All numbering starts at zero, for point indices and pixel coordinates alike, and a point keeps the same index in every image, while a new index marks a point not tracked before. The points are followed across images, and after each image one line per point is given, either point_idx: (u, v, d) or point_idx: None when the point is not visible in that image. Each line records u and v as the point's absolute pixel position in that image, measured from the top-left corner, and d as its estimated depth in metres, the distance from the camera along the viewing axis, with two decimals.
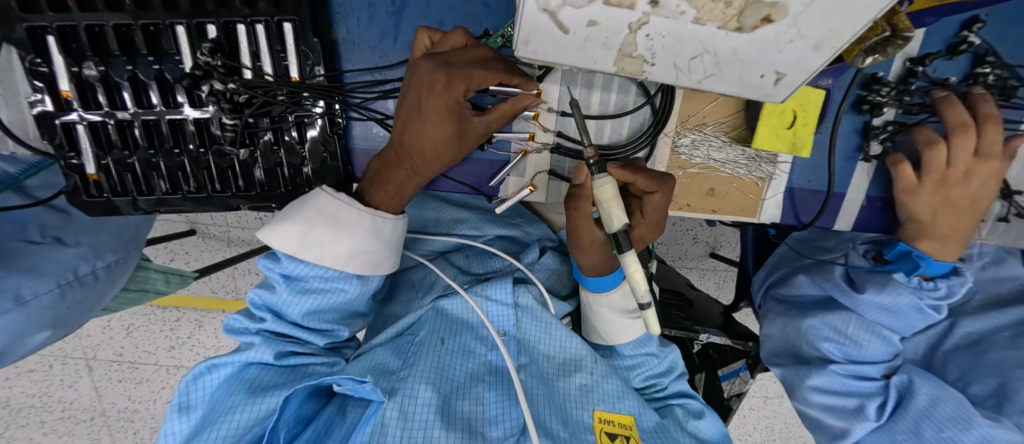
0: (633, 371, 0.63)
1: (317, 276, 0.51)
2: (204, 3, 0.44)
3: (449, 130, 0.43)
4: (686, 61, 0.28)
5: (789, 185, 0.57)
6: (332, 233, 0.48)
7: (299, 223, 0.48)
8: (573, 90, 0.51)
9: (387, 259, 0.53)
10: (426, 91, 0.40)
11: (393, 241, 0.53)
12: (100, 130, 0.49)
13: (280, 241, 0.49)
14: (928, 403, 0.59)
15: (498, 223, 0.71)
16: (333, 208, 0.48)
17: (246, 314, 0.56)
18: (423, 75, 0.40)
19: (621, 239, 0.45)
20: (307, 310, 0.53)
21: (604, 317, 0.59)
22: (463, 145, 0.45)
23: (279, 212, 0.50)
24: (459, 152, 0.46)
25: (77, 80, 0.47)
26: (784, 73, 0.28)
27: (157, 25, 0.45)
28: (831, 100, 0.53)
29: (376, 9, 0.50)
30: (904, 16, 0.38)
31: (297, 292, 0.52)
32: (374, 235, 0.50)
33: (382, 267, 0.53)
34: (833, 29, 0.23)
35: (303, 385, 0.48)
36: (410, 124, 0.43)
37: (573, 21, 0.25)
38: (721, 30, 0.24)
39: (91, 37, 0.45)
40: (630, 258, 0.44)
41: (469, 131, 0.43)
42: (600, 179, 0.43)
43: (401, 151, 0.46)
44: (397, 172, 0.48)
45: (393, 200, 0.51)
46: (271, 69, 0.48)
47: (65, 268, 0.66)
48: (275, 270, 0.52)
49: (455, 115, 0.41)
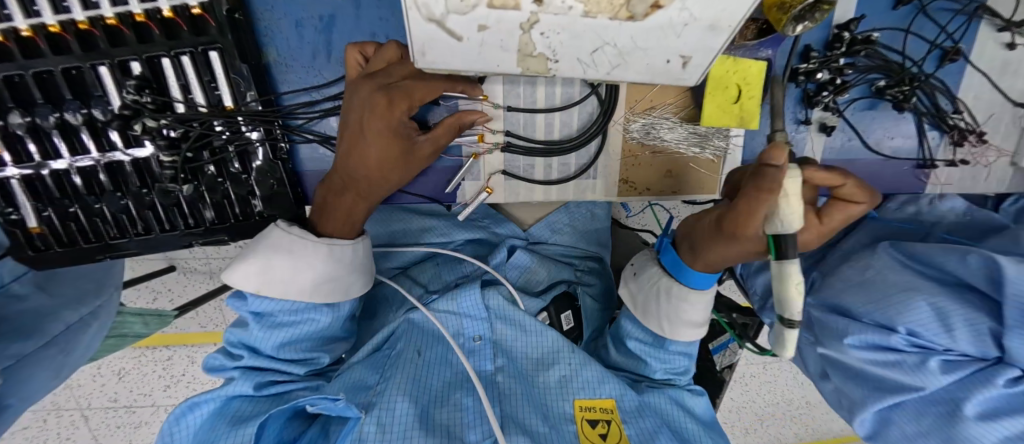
0: (660, 356, 0.58)
1: (283, 310, 0.51)
2: (125, 39, 0.43)
3: (395, 151, 0.42)
4: (588, 54, 0.25)
5: (744, 158, 0.58)
6: (292, 268, 0.48)
7: (258, 260, 0.47)
8: (516, 88, 0.50)
9: (357, 282, 0.52)
10: (368, 114, 0.40)
11: (357, 265, 0.52)
12: (35, 182, 0.48)
13: (241, 281, 0.48)
14: (927, 310, 0.43)
15: (467, 227, 0.71)
16: (288, 241, 0.48)
17: (224, 352, 0.55)
18: (364, 99, 0.40)
19: (784, 242, 0.33)
20: (280, 342, 0.52)
21: (685, 302, 0.51)
22: (411, 165, 0.44)
23: (248, 244, 0.50)
24: (407, 173, 0.45)
25: (3, 134, 0.45)
26: (688, 56, 0.26)
27: (77, 68, 0.44)
28: (776, 68, 0.54)
29: (304, 28, 0.48)
30: None
31: (267, 326, 0.51)
32: (332, 262, 0.49)
33: (352, 291, 0.52)
34: (726, 8, 0.22)
35: (278, 408, 0.48)
36: (353, 147, 0.42)
37: (462, 27, 0.22)
38: (613, 21, 0.22)
39: (11, 89, 0.43)
40: (791, 266, 0.33)
41: (416, 151, 0.43)
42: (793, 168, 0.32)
43: (347, 178, 0.45)
44: (347, 203, 0.47)
45: (350, 226, 0.50)
46: (204, 100, 0.46)
47: (50, 320, 0.64)
48: (244, 308, 0.51)
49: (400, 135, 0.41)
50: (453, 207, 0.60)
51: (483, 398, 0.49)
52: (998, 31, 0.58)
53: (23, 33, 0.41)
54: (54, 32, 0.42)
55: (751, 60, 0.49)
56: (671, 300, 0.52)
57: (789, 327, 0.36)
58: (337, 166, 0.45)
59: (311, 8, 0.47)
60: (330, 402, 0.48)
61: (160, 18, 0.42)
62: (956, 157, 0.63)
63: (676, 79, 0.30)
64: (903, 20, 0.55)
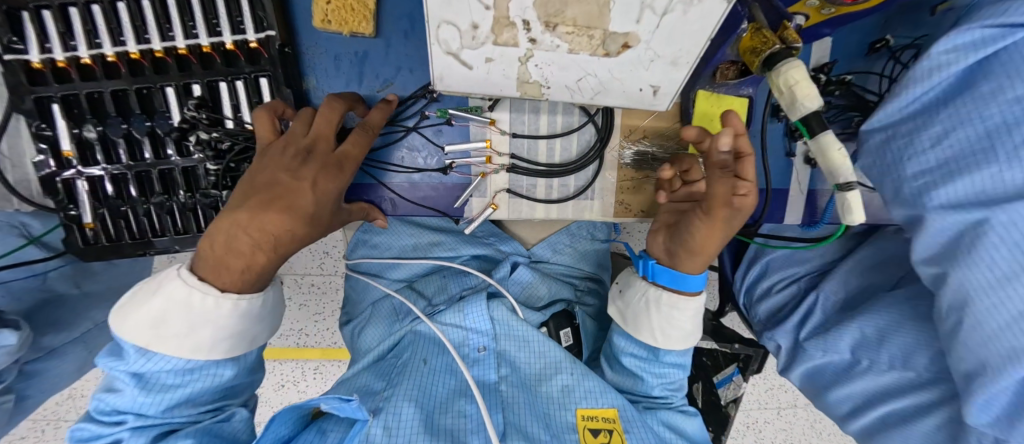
0: (658, 379, 0.59)
1: (170, 370, 0.43)
2: (190, 66, 0.51)
3: (330, 202, 0.46)
4: (574, 82, 0.31)
5: None
6: (189, 323, 0.41)
7: (150, 311, 0.41)
8: (522, 116, 0.57)
9: (263, 330, 0.47)
10: (305, 166, 0.44)
11: (265, 316, 0.46)
12: (98, 182, 0.55)
13: (131, 332, 0.41)
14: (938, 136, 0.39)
15: (472, 244, 0.75)
16: (184, 293, 0.40)
17: (97, 420, 0.46)
18: (296, 151, 0.44)
19: (812, 121, 0.42)
20: (169, 404, 0.45)
21: (675, 309, 0.53)
22: (336, 220, 0.48)
23: (131, 293, 0.43)
24: (327, 228, 0.48)
25: (77, 140, 0.52)
26: (658, 86, 0.31)
27: (149, 87, 0.51)
28: (756, 104, 0.60)
29: (341, 61, 0.55)
30: (792, 30, 0.44)
31: (150, 389, 0.43)
32: (239, 316, 0.43)
33: (260, 339, 0.48)
34: (683, 48, 0.27)
35: (286, 408, 0.53)
36: (276, 195, 0.41)
37: (472, 58, 0.28)
38: (593, 57, 0.28)
39: (92, 103, 0.51)
40: (828, 137, 0.41)
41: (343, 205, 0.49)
42: (790, 62, 0.42)
43: (253, 229, 0.40)
44: (254, 257, 0.41)
45: (251, 280, 0.42)
46: (251, 118, 0.53)
47: (81, 317, 0.69)
48: (120, 368, 0.43)
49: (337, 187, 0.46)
50: (460, 222, 0.65)
51: (482, 407, 0.51)
52: None
53: (109, 59, 0.50)
54: (134, 57, 0.50)
55: (734, 97, 0.57)
56: (660, 311, 0.54)
57: (846, 190, 0.42)
58: (253, 216, 0.40)
59: (349, 44, 0.54)
60: (342, 403, 0.52)
61: (222, 50, 0.50)
62: None
63: (650, 105, 0.35)
64: (878, 65, 0.61)
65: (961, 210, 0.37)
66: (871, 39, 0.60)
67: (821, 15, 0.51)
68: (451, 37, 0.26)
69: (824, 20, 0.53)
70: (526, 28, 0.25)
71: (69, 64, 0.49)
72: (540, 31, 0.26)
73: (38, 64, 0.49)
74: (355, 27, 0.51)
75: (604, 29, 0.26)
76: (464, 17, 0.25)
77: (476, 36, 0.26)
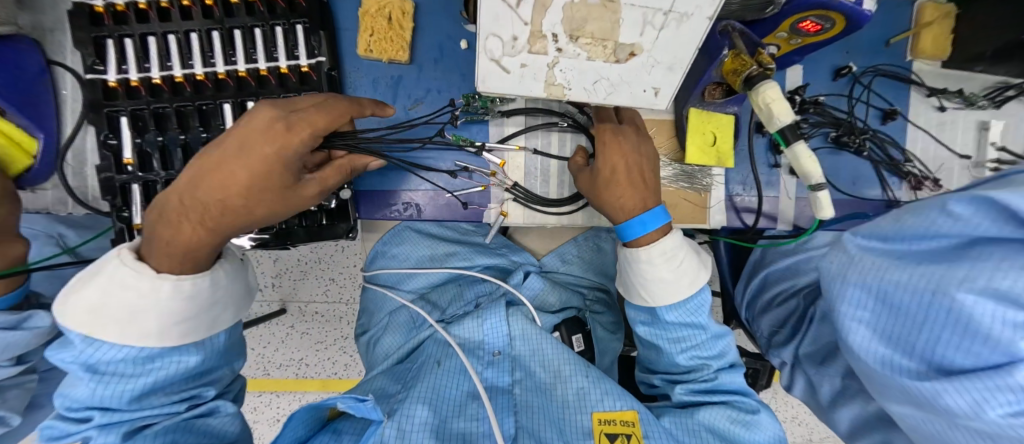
0: (677, 343, 0.60)
1: (126, 361, 0.45)
2: (247, 86, 0.58)
3: (275, 179, 0.45)
4: (591, 84, 0.36)
5: (726, 194, 0.68)
6: (133, 305, 0.44)
7: (92, 294, 0.43)
8: (536, 131, 0.64)
9: (221, 313, 0.50)
10: (262, 135, 0.43)
11: (218, 297, 0.49)
12: (150, 188, 0.58)
13: (76, 320, 0.44)
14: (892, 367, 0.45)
15: (486, 254, 0.80)
16: (125, 275, 0.43)
17: (65, 418, 0.48)
18: (261, 121, 0.44)
19: (787, 131, 0.52)
20: (126, 395, 0.46)
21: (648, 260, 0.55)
22: (289, 200, 0.47)
23: (72, 283, 0.45)
24: (274, 206, 0.47)
25: (138, 149, 0.57)
26: (659, 87, 0.37)
27: (209, 104, 0.58)
28: (742, 120, 0.68)
29: (378, 83, 0.62)
30: (766, 56, 0.52)
31: (101, 381, 0.45)
32: (189, 298, 0.46)
33: (221, 321, 0.51)
34: (677, 54, 0.34)
35: (304, 407, 0.53)
36: (222, 166, 0.43)
37: (511, 62, 0.34)
38: (606, 63, 0.35)
39: (156, 117, 0.58)
40: (800, 146, 0.52)
41: (301, 188, 0.48)
42: (767, 83, 0.49)
43: (195, 200, 0.44)
44: (181, 227, 0.44)
45: (181, 261, 0.45)
46: None
47: None
48: (72, 361, 0.45)
49: (287, 165, 0.45)
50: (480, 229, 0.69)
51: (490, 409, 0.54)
52: (926, 97, 0.72)
53: (177, 79, 0.57)
54: (200, 79, 0.57)
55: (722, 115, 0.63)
56: (630, 267, 0.57)
57: (817, 190, 0.53)
58: (184, 200, 0.44)
59: (387, 70, 0.62)
60: (357, 404, 0.53)
61: (278, 73, 0.57)
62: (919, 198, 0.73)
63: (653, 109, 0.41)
64: (844, 89, 0.71)
65: (876, 315, 0.46)
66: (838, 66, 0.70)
67: (790, 45, 0.60)
68: (496, 45, 0.33)
69: (793, 49, 0.62)
70: (554, 38, 0.33)
71: (141, 84, 0.56)
72: (565, 41, 0.33)
73: (114, 84, 0.56)
74: (393, 56, 0.60)
75: (615, 40, 0.33)
76: (507, 31, 0.33)
77: (517, 41, 0.33)
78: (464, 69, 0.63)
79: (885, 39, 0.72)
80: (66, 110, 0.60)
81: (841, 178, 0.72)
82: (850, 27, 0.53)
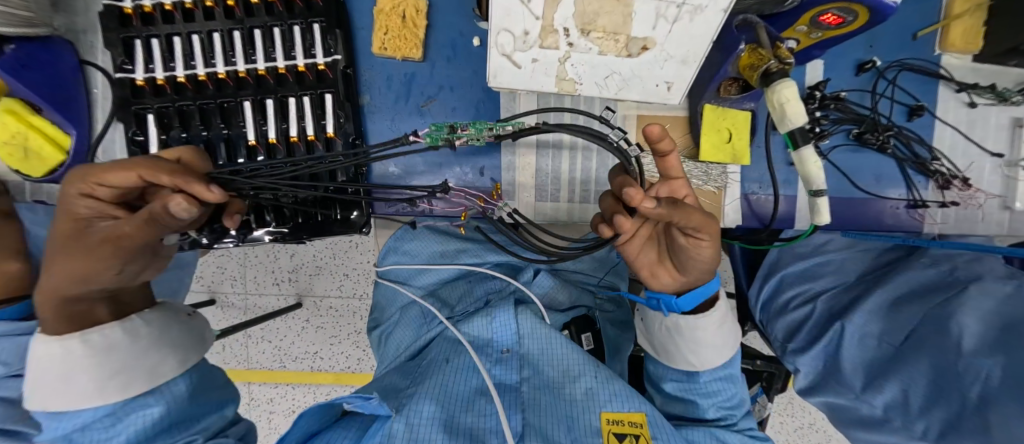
0: (709, 397, 0.57)
1: (90, 428, 0.40)
2: (266, 84, 0.59)
3: (72, 229, 0.40)
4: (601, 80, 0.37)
5: (741, 193, 0.67)
6: (55, 371, 0.39)
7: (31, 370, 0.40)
8: (547, 128, 0.64)
9: (164, 362, 0.45)
10: (63, 191, 0.40)
11: (143, 348, 0.43)
12: None
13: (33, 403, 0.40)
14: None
15: (496, 252, 0.81)
16: (49, 344, 0.40)
17: None
18: (68, 181, 0.41)
19: (799, 134, 0.49)
20: None
21: (698, 329, 0.53)
22: (90, 262, 0.39)
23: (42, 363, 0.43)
24: (96, 273, 0.39)
25: (163, 145, 0.59)
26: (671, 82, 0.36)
27: (228, 102, 0.59)
28: (759, 118, 0.67)
29: (392, 81, 0.63)
30: (785, 49, 0.50)
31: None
32: (111, 351, 0.41)
33: (162, 372, 0.44)
34: (690, 48, 0.34)
35: (315, 404, 0.54)
36: (52, 223, 0.41)
37: (522, 57, 0.35)
38: (617, 58, 0.35)
39: (179, 114, 0.60)
40: (809, 150, 0.50)
41: (100, 243, 0.38)
42: (783, 83, 0.47)
43: (44, 260, 0.40)
44: (39, 290, 0.40)
45: (62, 324, 0.41)
46: (313, 127, 0.60)
47: None
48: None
49: (77, 219, 0.40)
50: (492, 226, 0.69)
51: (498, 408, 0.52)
52: (956, 92, 0.70)
53: (199, 77, 0.59)
54: (221, 77, 0.59)
55: (737, 111, 0.63)
56: (684, 333, 0.54)
57: (817, 197, 0.52)
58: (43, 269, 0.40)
59: (401, 67, 0.63)
60: (363, 401, 0.54)
61: (295, 71, 0.59)
62: (945, 198, 0.70)
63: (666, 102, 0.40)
64: (867, 84, 0.68)
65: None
66: (862, 60, 0.68)
67: (810, 39, 0.59)
68: (508, 41, 0.34)
69: (813, 44, 0.60)
70: (566, 34, 0.33)
71: (167, 82, 0.59)
72: (577, 36, 0.33)
73: (141, 82, 0.58)
74: (407, 53, 0.61)
75: (627, 34, 0.33)
76: (517, 26, 0.33)
77: (529, 36, 0.33)
78: (477, 67, 0.63)
79: (912, 33, 0.69)
80: (97, 108, 0.63)
81: (863, 176, 0.71)
82: (874, 19, 0.52)
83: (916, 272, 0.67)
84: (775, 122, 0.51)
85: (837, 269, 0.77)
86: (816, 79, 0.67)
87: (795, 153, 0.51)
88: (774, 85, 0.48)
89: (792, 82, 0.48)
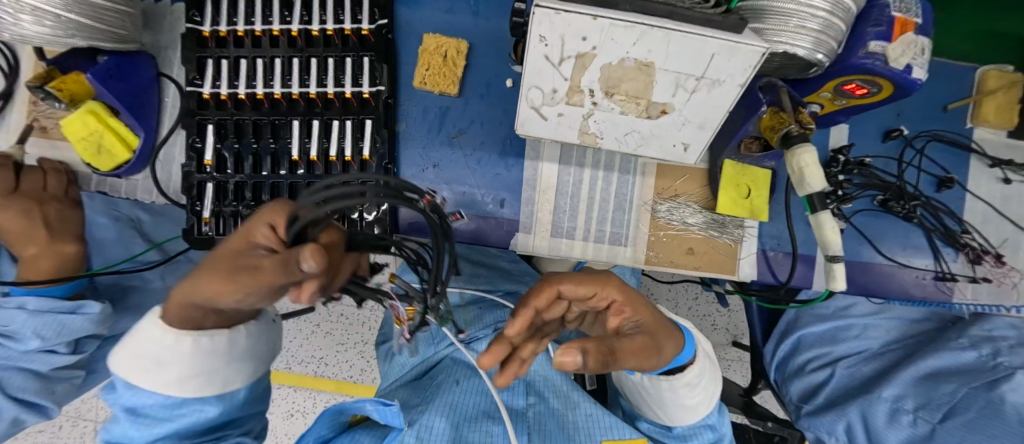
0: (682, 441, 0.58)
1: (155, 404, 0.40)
2: (315, 107, 0.65)
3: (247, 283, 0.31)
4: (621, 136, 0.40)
5: (758, 248, 0.67)
6: (154, 356, 0.38)
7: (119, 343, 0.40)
8: (568, 168, 0.66)
9: (240, 371, 0.43)
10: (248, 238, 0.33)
11: (249, 352, 0.43)
12: (221, 187, 0.65)
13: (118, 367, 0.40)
14: None
15: (509, 280, 0.82)
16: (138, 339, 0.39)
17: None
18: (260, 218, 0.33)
19: (817, 198, 0.52)
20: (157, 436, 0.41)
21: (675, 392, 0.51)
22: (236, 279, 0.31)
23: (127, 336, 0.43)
24: (249, 297, 0.32)
25: (217, 153, 0.65)
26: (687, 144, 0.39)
27: (279, 120, 0.65)
28: (779, 177, 0.67)
29: (428, 113, 0.68)
30: (806, 114, 0.52)
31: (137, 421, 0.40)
32: (197, 356, 0.39)
33: (234, 380, 0.43)
34: (706, 115, 0.37)
35: (341, 404, 0.56)
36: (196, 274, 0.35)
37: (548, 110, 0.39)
38: (637, 118, 0.38)
39: (235, 126, 0.65)
40: (825, 214, 0.51)
41: (259, 268, 0.30)
42: (804, 148, 0.50)
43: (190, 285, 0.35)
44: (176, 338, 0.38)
45: (193, 318, 0.39)
46: (351, 148, 0.64)
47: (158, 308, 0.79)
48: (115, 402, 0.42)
49: (244, 267, 0.31)
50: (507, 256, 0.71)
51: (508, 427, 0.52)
52: (989, 167, 0.69)
53: (258, 96, 0.65)
54: (276, 97, 0.65)
55: (756, 169, 0.64)
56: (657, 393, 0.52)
57: (833, 262, 0.52)
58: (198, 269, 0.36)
59: (437, 101, 0.68)
60: (385, 407, 0.55)
61: (342, 97, 0.64)
62: (976, 273, 0.68)
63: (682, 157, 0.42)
64: (893, 152, 0.68)
65: None
66: (889, 128, 0.68)
67: (835, 105, 0.60)
68: (537, 96, 0.38)
69: (837, 110, 0.62)
70: (591, 94, 0.36)
71: (229, 98, 0.65)
72: (601, 97, 0.36)
73: (207, 96, 0.65)
74: (444, 89, 0.66)
75: (648, 99, 0.36)
76: (548, 84, 0.37)
77: (557, 93, 0.37)
78: (508, 106, 0.68)
79: (942, 105, 0.69)
80: (165, 115, 0.70)
81: (888, 244, 0.69)
82: (898, 93, 0.53)
83: (953, 351, 0.69)
84: (794, 184, 0.53)
85: (858, 335, 0.75)
86: (841, 142, 0.68)
87: (811, 216, 0.53)
88: (795, 149, 0.50)
89: (812, 148, 0.50)
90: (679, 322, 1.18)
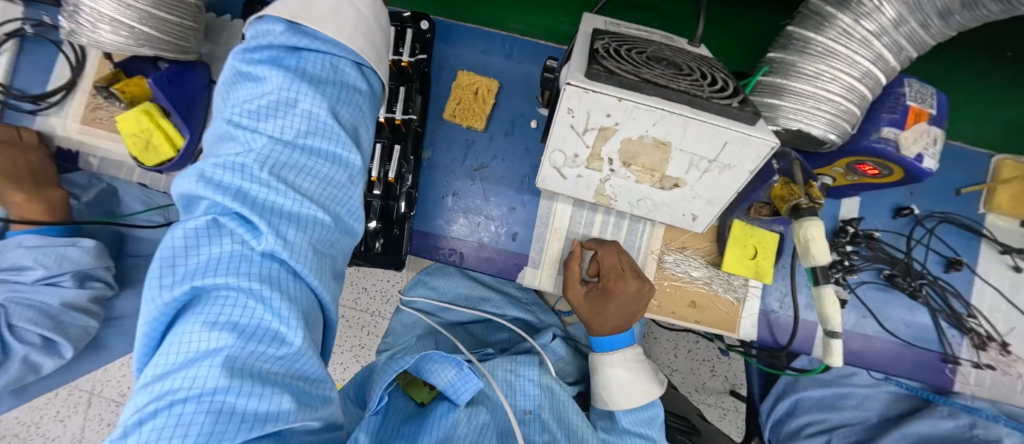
0: None
1: None
2: None
3: None
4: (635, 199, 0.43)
5: (761, 308, 0.68)
6: None
7: None
8: (582, 210, 0.69)
9: None
10: None
11: None
12: None
13: None
14: None
15: (515, 306, 0.84)
16: None
17: None
18: None
19: (820, 272, 0.53)
20: None
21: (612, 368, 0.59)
22: None
23: None
24: None
25: None
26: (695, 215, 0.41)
27: None
28: (787, 242, 0.69)
29: (454, 143, 0.71)
30: (816, 188, 0.53)
31: None
32: None
33: None
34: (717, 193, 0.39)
35: (431, 357, 0.59)
36: None
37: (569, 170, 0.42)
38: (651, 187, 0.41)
39: None
40: (827, 289, 0.52)
41: None
42: (811, 221, 0.51)
43: None
44: None
45: None
46: (378, 170, 0.68)
47: None
48: None
49: None
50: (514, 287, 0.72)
51: None
52: (998, 254, 0.69)
53: None
54: None
55: (765, 232, 0.65)
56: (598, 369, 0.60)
57: (831, 337, 0.53)
58: None
59: (464, 134, 0.71)
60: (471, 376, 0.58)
61: (376, 122, 0.68)
62: (981, 359, 0.68)
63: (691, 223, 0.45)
64: (904, 228, 0.69)
65: None
66: (900, 206, 0.69)
67: (845, 179, 0.62)
68: (560, 157, 0.41)
69: (846, 185, 0.64)
70: (610, 163, 0.40)
71: None
72: (620, 166, 0.40)
73: None
74: (472, 123, 0.70)
75: (663, 172, 0.39)
76: (570, 148, 0.40)
77: (578, 157, 0.40)
78: (530, 145, 0.71)
79: (954, 188, 0.71)
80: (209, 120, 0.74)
81: (891, 318, 0.69)
82: (909, 179, 0.55)
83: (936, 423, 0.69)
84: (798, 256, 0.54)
85: (856, 405, 0.74)
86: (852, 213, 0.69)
87: (813, 288, 0.54)
88: (803, 220, 0.52)
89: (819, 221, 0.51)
90: (677, 364, 1.17)
